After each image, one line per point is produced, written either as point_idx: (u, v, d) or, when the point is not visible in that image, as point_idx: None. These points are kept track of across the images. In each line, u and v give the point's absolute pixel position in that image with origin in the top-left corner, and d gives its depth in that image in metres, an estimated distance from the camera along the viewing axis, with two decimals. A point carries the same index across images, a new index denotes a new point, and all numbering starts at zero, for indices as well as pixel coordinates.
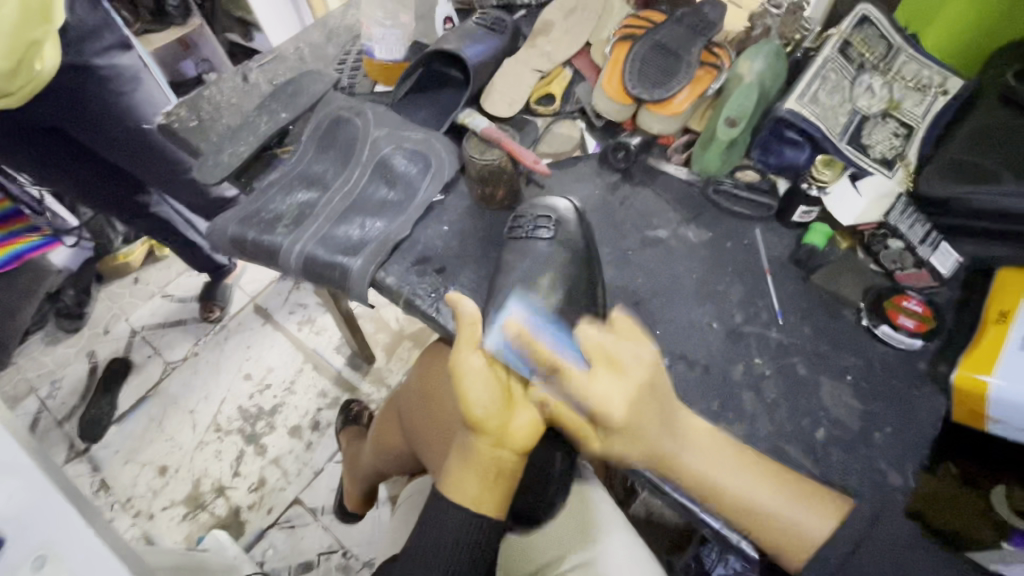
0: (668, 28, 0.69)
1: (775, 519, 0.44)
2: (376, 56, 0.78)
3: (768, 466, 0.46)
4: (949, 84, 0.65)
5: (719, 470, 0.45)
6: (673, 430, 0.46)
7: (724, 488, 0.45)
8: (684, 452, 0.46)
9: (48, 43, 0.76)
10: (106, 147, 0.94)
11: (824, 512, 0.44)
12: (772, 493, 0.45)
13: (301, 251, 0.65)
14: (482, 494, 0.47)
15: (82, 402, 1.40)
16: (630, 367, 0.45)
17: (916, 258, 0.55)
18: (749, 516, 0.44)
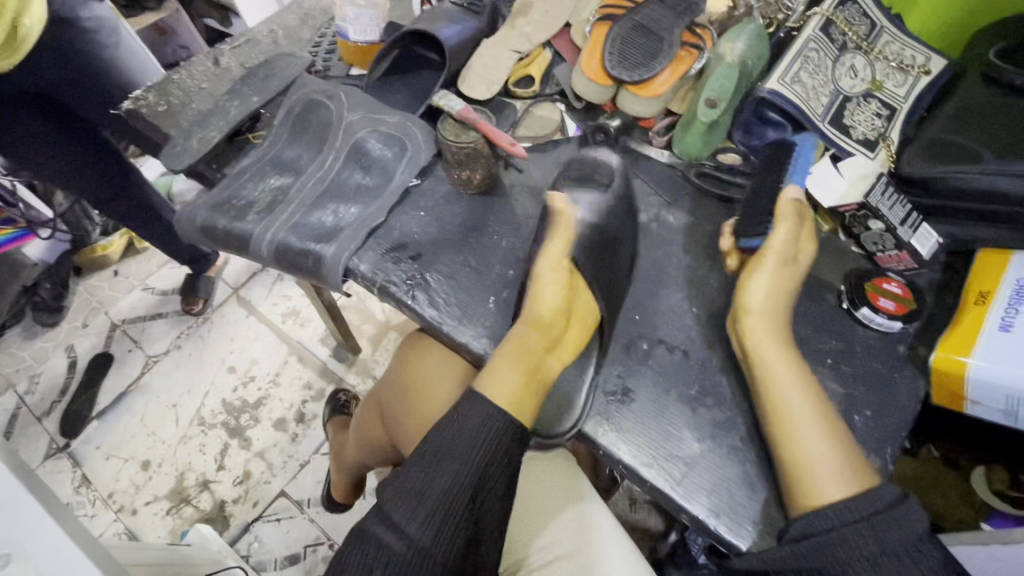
0: (650, 7, 0.67)
1: (803, 454, 0.43)
2: (350, 37, 0.75)
3: (830, 413, 0.45)
4: (931, 65, 0.64)
5: (796, 382, 0.45)
6: (786, 335, 0.48)
7: (790, 409, 0.44)
8: (780, 356, 0.46)
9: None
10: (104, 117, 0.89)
11: (850, 477, 0.41)
12: (819, 429, 0.43)
13: (273, 239, 0.63)
14: (516, 390, 0.47)
15: (62, 397, 1.37)
16: (801, 255, 0.51)
17: (897, 240, 0.53)
18: (787, 438, 0.44)
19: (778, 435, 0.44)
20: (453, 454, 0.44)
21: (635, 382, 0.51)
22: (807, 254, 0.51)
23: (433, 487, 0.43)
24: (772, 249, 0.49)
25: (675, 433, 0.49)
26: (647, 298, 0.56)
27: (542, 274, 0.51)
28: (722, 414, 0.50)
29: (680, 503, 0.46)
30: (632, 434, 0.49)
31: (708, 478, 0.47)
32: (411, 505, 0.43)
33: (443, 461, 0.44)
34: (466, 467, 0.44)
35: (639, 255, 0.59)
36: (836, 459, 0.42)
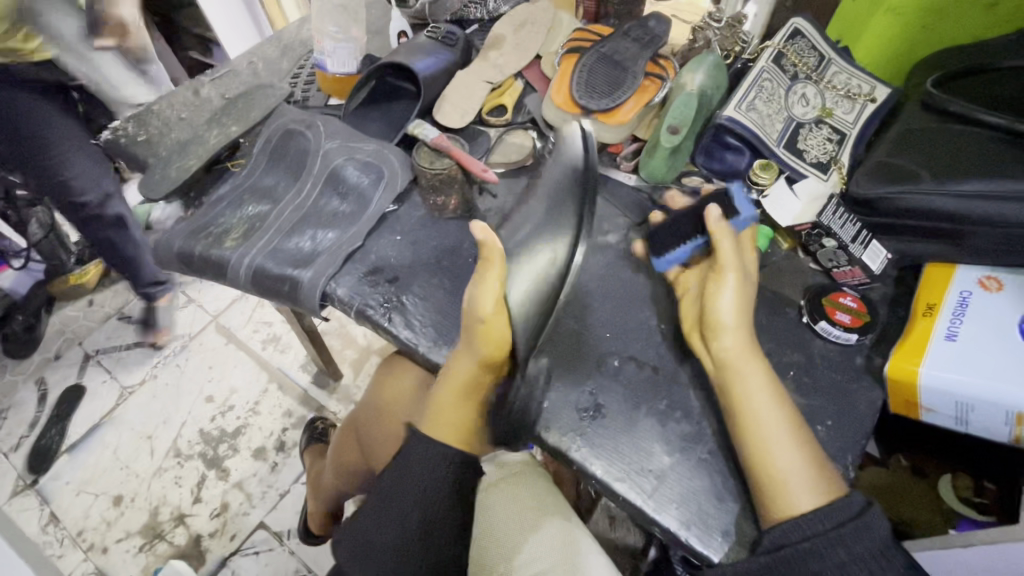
0: (617, 42, 0.71)
1: (773, 466, 0.44)
2: (328, 69, 0.78)
3: (801, 423, 0.46)
4: (876, 93, 0.68)
5: (766, 395, 0.46)
6: (751, 348, 0.48)
7: (759, 425, 0.45)
8: (750, 372, 0.47)
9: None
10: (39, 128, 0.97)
11: (819, 490, 0.43)
12: (791, 443, 0.44)
13: (249, 265, 0.64)
14: (468, 423, 0.50)
15: (31, 431, 1.33)
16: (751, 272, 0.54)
17: (850, 256, 0.57)
18: (758, 454, 0.45)
19: (749, 450, 0.45)
20: (402, 496, 0.48)
21: (606, 398, 0.53)
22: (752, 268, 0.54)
23: (387, 531, 0.48)
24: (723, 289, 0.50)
25: (645, 447, 0.50)
26: (618, 315, 0.58)
27: (473, 310, 0.47)
28: (691, 427, 0.51)
29: (652, 515, 0.47)
30: (603, 450, 0.50)
31: (678, 490, 0.48)
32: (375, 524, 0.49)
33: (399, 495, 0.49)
34: (415, 510, 0.48)
35: (609, 274, 0.61)
36: (801, 476, 0.43)
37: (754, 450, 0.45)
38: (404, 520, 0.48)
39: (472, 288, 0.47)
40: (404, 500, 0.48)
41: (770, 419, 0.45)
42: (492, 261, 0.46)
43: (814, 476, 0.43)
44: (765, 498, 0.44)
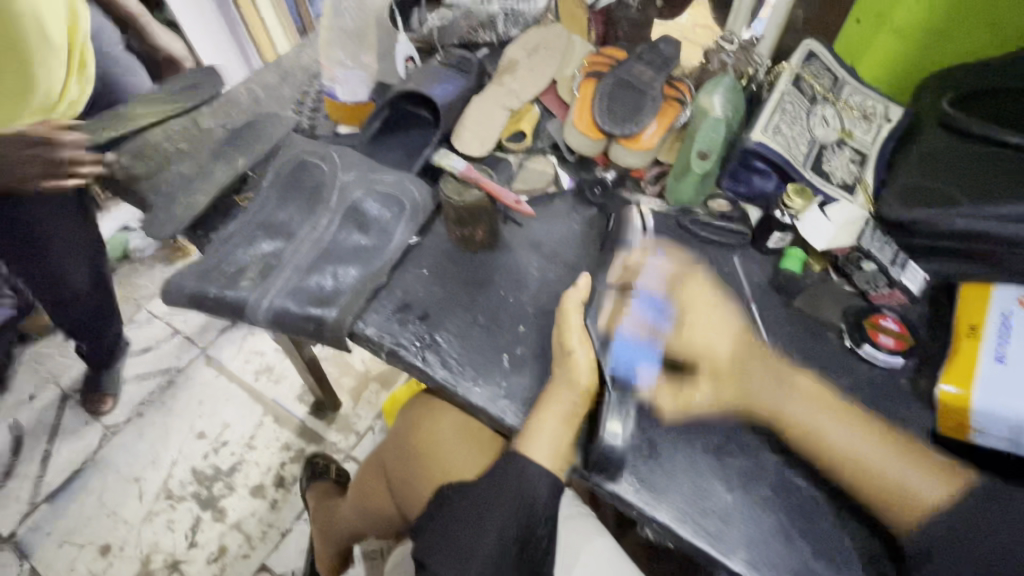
0: (631, 65, 0.71)
1: (887, 479, 0.44)
2: (338, 97, 0.76)
3: (882, 427, 0.47)
4: (890, 113, 0.70)
5: (830, 416, 0.48)
6: (781, 385, 0.50)
7: (843, 451, 0.46)
8: (780, 399, 0.49)
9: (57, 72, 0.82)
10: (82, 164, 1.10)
11: (939, 479, 0.44)
12: (886, 455, 0.45)
13: (270, 305, 0.60)
14: (561, 451, 0.49)
15: (7, 479, 1.24)
16: (717, 335, 0.52)
17: (890, 278, 0.57)
18: (856, 472, 0.46)
19: (848, 474, 0.46)
20: (493, 507, 0.49)
21: (659, 435, 0.51)
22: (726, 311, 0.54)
23: (479, 542, 0.47)
24: (694, 403, 0.51)
25: (705, 486, 0.48)
26: None
27: (558, 339, 0.53)
28: (747, 462, 0.50)
29: (720, 558, 0.45)
30: (660, 491, 0.48)
31: (744, 531, 0.46)
32: (462, 541, 0.48)
33: (492, 518, 0.48)
34: (503, 528, 0.48)
35: None
36: (893, 466, 0.45)
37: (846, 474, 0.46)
38: (495, 533, 0.48)
39: (558, 330, 0.54)
40: (497, 512, 0.48)
41: (849, 442, 0.46)
42: (568, 307, 0.54)
43: (903, 458, 0.45)
44: (895, 509, 0.44)
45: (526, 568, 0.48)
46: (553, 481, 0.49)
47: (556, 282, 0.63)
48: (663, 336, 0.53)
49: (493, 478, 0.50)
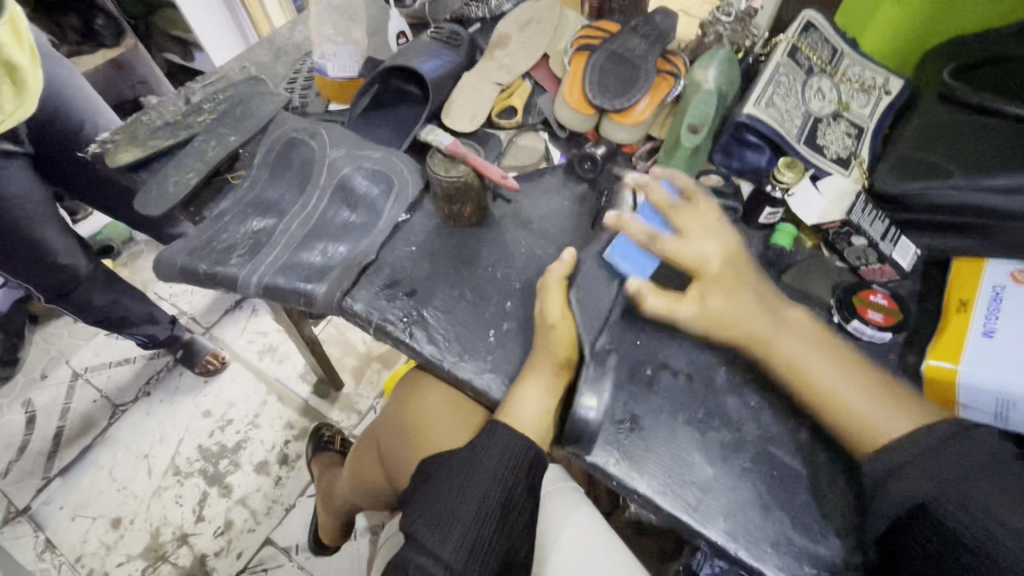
0: (624, 38, 0.69)
1: (852, 413, 0.46)
2: (328, 73, 0.76)
3: (856, 361, 0.49)
4: (890, 85, 0.68)
5: (832, 368, 0.48)
6: (765, 312, 0.52)
7: (821, 382, 0.48)
8: (771, 328, 0.51)
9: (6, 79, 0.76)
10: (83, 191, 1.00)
11: (906, 414, 0.45)
12: (858, 393, 0.47)
13: (260, 281, 0.61)
14: (542, 425, 0.51)
15: (20, 455, 1.28)
16: (707, 244, 0.54)
17: (880, 253, 0.56)
18: (839, 406, 0.47)
19: (828, 407, 0.47)
20: (477, 476, 0.49)
21: (643, 409, 0.51)
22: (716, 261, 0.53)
23: (460, 507, 0.48)
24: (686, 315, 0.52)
25: (687, 459, 0.49)
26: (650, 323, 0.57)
27: (540, 316, 0.53)
28: (731, 435, 0.50)
29: (697, 528, 0.46)
30: (640, 463, 0.49)
31: (724, 502, 0.47)
32: (443, 509, 0.48)
33: (474, 483, 0.49)
34: (484, 493, 0.48)
35: None
36: (864, 401, 0.46)
37: (830, 410, 0.47)
38: (476, 499, 0.48)
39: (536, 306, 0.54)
40: (478, 480, 0.49)
41: (837, 384, 0.47)
42: (551, 283, 0.54)
43: (876, 396, 0.46)
44: (849, 428, 0.46)
45: (506, 538, 0.48)
46: (534, 451, 0.51)
47: (544, 258, 0.63)
48: (665, 241, 0.54)
49: (474, 447, 0.51)
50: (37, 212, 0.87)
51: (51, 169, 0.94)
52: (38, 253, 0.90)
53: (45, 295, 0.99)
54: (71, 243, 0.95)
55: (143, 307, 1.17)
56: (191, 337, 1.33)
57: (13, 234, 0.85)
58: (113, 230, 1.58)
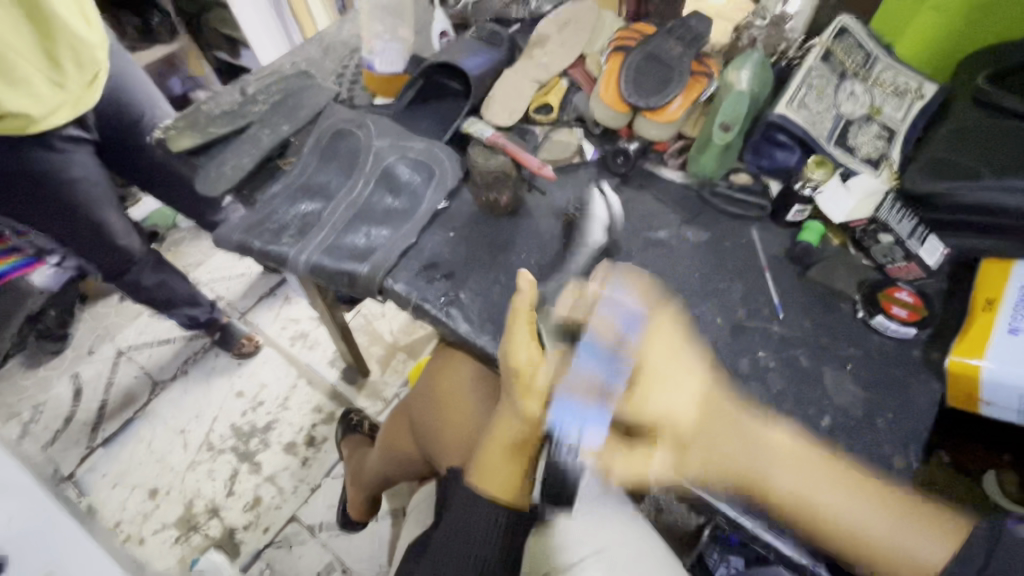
0: (660, 40, 0.72)
1: (878, 542, 0.41)
2: (376, 68, 0.80)
3: (861, 477, 0.43)
4: (924, 91, 0.68)
5: (830, 488, 0.42)
6: (742, 441, 0.45)
7: (807, 496, 0.43)
8: (762, 462, 0.44)
9: (72, 69, 0.83)
10: (139, 178, 1.06)
11: (940, 536, 0.40)
12: (864, 502, 0.42)
13: (308, 260, 0.65)
14: (513, 479, 0.52)
15: (67, 425, 1.36)
16: (683, 401, 0.46)
17: (907, 251, 0.58)
18: (847, 536, 0.41)
19: (830, 536, 0.42)
20: (464, 539, 0.51)
21: None
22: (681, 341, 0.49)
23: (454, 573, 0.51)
24: (649, 473, 0.44)
25: None
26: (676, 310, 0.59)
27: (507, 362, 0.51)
28: None
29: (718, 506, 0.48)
30: None
31: None
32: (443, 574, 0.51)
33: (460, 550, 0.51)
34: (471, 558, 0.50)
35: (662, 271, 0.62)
36: (882, 524, 0.41)
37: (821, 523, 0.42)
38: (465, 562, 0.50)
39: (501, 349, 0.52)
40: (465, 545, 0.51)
41: (788, 477, 0.43)
42: (520, 318, 0.52)
43: (896, 518, 0.41)
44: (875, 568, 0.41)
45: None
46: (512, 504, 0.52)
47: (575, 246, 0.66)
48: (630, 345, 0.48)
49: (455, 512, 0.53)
50: (98, 194, 0.93)
51: (112, 159, 1.00)
52: (94, 232, 0.96)
53: (102, 272, 1.07)
54: (128, 225, 1.01)
55: (185, 287, 1.22)
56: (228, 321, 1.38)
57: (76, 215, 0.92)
58: (160, 217, 1.67)
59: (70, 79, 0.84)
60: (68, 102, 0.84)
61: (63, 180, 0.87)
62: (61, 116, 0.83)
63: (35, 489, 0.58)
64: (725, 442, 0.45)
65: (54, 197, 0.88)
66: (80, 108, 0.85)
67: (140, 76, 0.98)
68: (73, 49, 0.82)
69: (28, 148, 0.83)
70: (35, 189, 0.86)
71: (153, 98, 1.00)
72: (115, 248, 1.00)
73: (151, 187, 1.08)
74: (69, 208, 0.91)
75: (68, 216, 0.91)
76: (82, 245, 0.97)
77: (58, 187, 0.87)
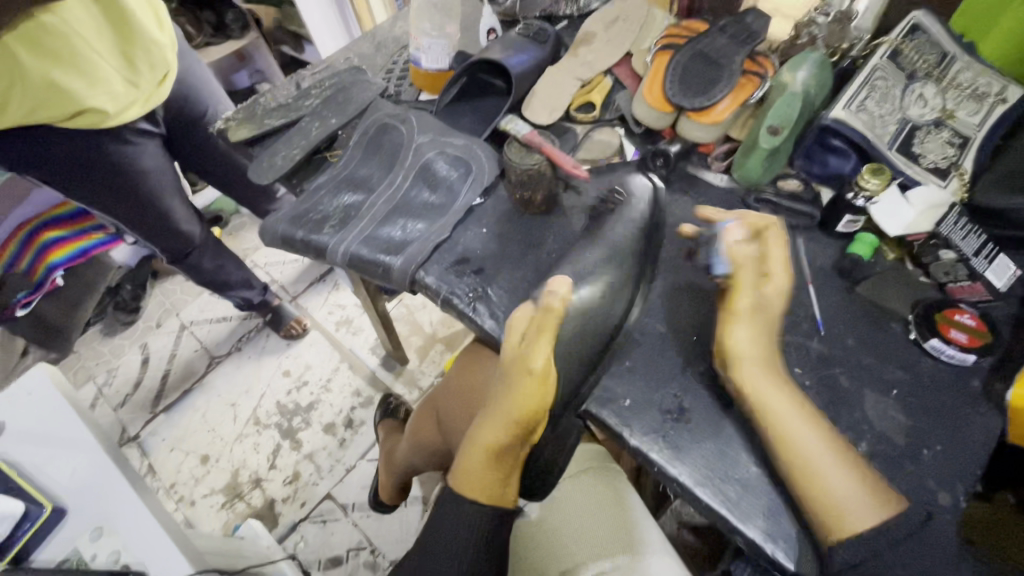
0: (711, 38, 0.69)
1: (828, 487, 0.42)
2: (422, 64, 0.82)
3: (834, 435, 0.45)
4: (1008, 93, 0.61)
5: (811, 429, 0.44)
6: (772, 374, 0.47)
7: (789, 428, 0.44)
8: (771, 394, 0.46)
9: (146, 69, 0.90)
10: (201, 168, 1.13)
11: (883, 507, 0.41)
12: (828, 453, 0.43)
13: (346, 250, 0.67)
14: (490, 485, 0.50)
15: (134, 391, 1.47)
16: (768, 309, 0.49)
17: (971, 270, 0.54)
18: (806, 475, 0.43)
19: (787, 464, 0.44)
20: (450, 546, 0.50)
21: (691, 402, 0.52)
22: (744, 322, 0.49)
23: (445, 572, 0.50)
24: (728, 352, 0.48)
25: (732, 455, 0.49)
26: (706, 319, 0.57)
27: (521, 356, 0.50)
28: None
29: (738, 525, 0.46)
30: (688, 455, 0.49)
31: (764, 502, 0.47)
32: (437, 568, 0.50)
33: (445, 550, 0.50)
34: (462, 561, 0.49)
35: (696, 278, 0.60)
36: (840, 474, 0.42)
37: (779, 447, 0.44)
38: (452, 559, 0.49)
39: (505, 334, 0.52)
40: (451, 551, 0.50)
41: (785, 411, 0.45)
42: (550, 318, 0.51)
43: (846, 465, 0.43)
44: (817, 512, 0.42)
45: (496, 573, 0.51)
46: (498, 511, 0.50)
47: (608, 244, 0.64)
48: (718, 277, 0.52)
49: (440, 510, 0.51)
50: (165, 183, 1.01)
51: (179, 149, 1.07)
52: (160, 218, 1.03)
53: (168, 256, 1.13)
54: (189, 212, 1.09)
55: (242, 271, 1.30)
56: (279, 304, 1.45)
57: (147, 201, 0.99)
58: (225, 203, 1.78)
59: (143, 77, 0.90)
60: (140, 98, 0.90)
61: (136, 170, 0.95)
62: (135, 112, 0.90)
63: (98, 448, 0.61)
64: (751, 360, 0.47)
65: (127, 183, 0.95)
66: (151, 105, 0.92)
67: (204, 74, 1.05)
68: (147, 50, 0.89)
69: (105, 138, 0.90)
70: (110, 176, 0.93)
71: (215, 94, 1.07)
72: (175, 234, 1.08)
73: (213, 176, 1.15)
74: (142, 196, 0.98)
75: (138, 203, 0.99)
76: (147, 231, 1.05)
77: (131, 175, 0.95)
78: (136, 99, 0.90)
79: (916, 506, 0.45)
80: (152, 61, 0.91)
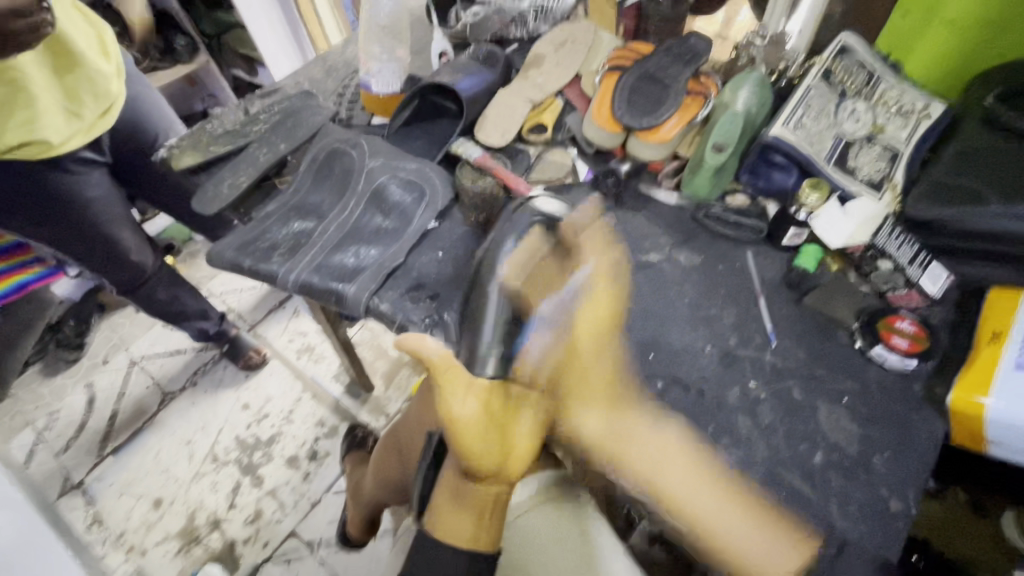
0: (655, 59, 0.71)
1: (732, 548, 0.42)
2: (372, 88, 0.81)
3: (723, 481, 0.46)
4: (931, 110, 0.65)
5: (703, 490, 0.45)
6: (643, 442, 0.48)
7: (678, 492, 0.45)
8: (644, 458, 0.47)
9: (88, 99, 0.86)
10: (150, 196, 1.08)
11: (789, 545, 0.42)
12: (723, 508, 0.44)
13: (297, 279, 0.65)
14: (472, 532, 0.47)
15: (79, 434, 1.38)
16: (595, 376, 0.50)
17: (907, 278, 0.57)
18: (709, 534, 0.43)
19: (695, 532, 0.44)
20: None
21: None
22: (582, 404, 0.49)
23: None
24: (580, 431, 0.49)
25: None
26: (662, 336, 0.58)
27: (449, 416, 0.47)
28: (738, 454, 0.50)
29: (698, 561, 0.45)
30: None
31: None
32: None
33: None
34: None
35: (650, 296, 0.61)
36: (736, 525, 0.43)
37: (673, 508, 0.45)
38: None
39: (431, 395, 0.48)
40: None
41: (665, 470, 0.46)
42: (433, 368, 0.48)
43: (740, 511, 0.44)
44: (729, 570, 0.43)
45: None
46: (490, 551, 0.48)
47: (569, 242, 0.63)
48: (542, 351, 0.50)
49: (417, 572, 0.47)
50: (111, 213, 0.95)
51: (126, 175, 1.02)
52: (105, 251, 0.98)
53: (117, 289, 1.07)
54: (142, 241, 1.03)
55: (198, 302, 1.25)
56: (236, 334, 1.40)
57: (88, 233, 0.94)
58: (177, 231, 1.71)
59: (85, 107, 0.86)
60: (83, 127, 0.86)
61: (77, 202, 0.90)
62: (77, 142, 0.85)
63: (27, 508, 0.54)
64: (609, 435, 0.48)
65: (68, 215, 0.90)
66: (93, 134, 0.87)
67: (157, 95, 1.01)
68: (90, 80, 0.86)
69: (42, 170, 0.85)
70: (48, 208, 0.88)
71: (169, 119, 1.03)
72: (126, 267, 1.02)
73: (164, 204, 1.10)
74: (83, 227, 0.93)
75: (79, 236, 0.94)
76: (94, 261, 0.99)
77: (70, 207, 0.90)
78: (77, 129, 0.85)
79: (870, 513, 0.46)
80: (95, 90, 0.87)
